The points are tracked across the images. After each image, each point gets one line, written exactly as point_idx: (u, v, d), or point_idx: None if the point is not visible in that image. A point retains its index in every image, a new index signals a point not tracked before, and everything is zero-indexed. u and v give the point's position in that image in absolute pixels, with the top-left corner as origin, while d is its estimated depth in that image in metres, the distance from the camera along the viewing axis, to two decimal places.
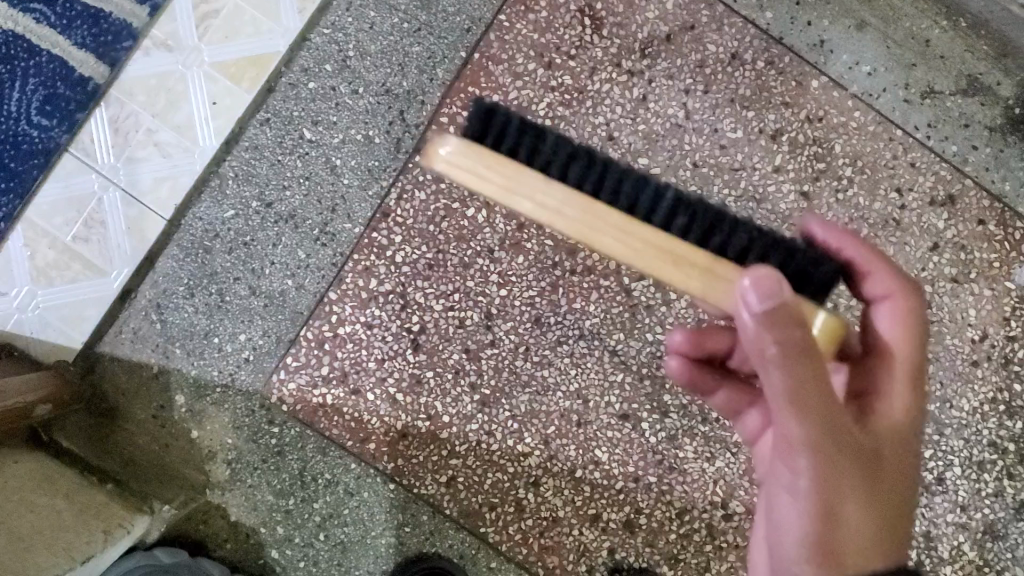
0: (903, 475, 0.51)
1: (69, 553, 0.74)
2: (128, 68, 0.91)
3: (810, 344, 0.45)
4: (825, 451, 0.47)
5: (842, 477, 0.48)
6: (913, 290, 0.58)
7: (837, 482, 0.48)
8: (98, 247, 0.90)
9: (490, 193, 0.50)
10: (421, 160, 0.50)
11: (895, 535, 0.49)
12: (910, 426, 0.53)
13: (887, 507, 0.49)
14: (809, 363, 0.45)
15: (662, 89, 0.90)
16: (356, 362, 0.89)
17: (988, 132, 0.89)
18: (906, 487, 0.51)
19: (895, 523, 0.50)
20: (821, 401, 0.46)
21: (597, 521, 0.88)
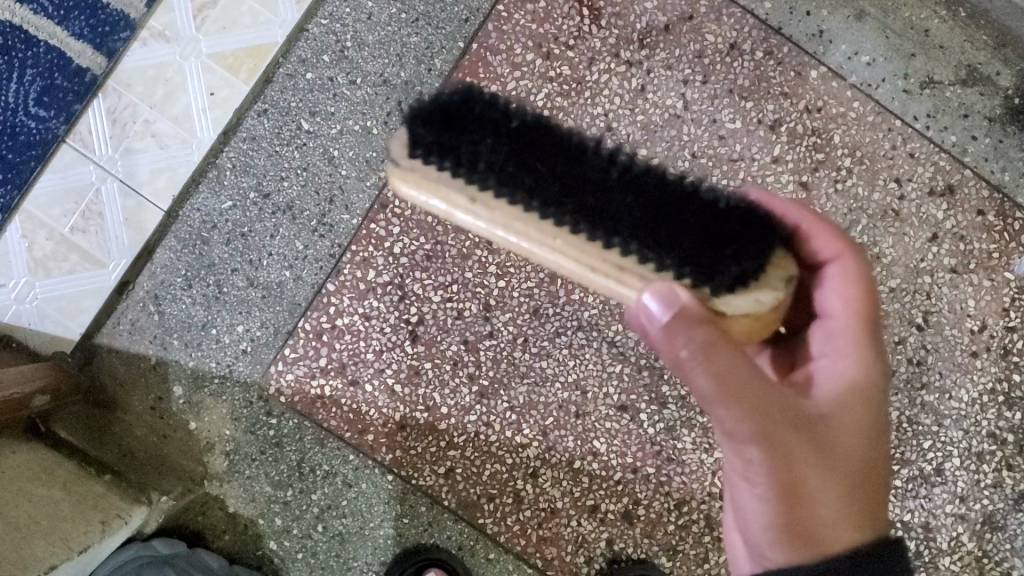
0: (863, 437, 0.53)
1: (67, 543, 0.74)
2: (125, 59, 0.91)
3: (719, 341, 0.46)
4: (771, 440, 0.49)
5: (793, 461, 0.50)
6: (854, 247, 0.58)
7: (789, 467, 0.50)
8: (96, 238, 0.90)
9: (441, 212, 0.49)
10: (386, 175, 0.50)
11: (862, 498, 0.53)
12: (866, 384, 0.54)
13: (848, 475, 0.52)
14: (728, 364, 0.47)
15: (661, 79, 0.90)
16: (355, 353, 0.89)
17: (988, 122, 0.89)
18: (871, 442, 0.54)
19: (860, 489, 0.53)
20: (751, 396, 0.48)
21: (595, 512, 0.88)
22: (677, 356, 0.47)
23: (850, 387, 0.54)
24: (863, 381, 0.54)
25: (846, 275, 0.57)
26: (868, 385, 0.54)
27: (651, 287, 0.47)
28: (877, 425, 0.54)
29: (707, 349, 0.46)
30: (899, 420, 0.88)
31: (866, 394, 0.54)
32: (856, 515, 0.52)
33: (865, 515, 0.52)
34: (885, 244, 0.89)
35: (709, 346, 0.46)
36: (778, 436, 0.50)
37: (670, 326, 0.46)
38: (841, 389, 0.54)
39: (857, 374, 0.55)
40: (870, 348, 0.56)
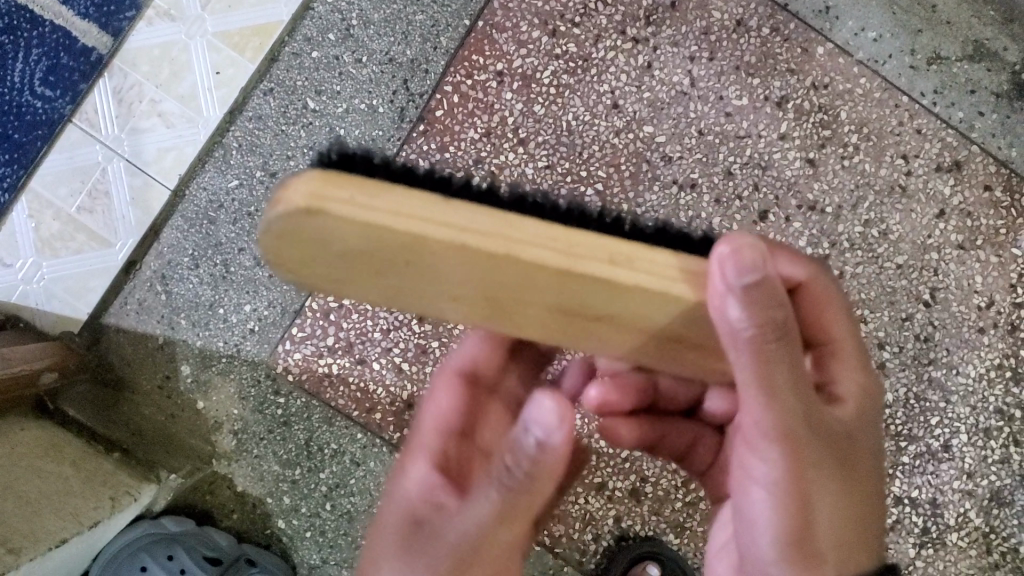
0: (873, 456, 0.51)
1: (78, 518, 0.75)
2: (132, 38, 0.91)
3: (783, 326, 0.43)
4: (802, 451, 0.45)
5: (818, 473, 0.46)
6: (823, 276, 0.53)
7: (815, 479, 0.46)
8: (103, 217, 0.90)
9: (387, 225, 0.38)
10: (275, 211, 0.37)
11: (863, 529, 0.49)
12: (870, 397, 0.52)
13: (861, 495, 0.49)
14: (784, 356, 0.43)
15: (667, 57, 0.90)
16: (362, 332, 0.89)
17: (995, 98, 0.89)
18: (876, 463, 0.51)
19: (866, 518, 0.50)
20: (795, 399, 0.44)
21: (603, 490, 0.89)
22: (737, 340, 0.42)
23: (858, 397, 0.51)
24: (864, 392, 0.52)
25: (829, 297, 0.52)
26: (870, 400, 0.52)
27: (732, 239, 0.42)
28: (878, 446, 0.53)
29: (772, 329, 0.42)
30: (907, 397, 0.88)
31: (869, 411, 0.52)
32: (855, 546, 0.48)
33: (864, 547, 0.49)
34: (891, 221, 0.89)
35: (771, 335, 0.42)
36: (807, 443, 0.45)
37: (746, 296, 0.41)
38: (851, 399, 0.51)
39: (857, 390, 0.52)
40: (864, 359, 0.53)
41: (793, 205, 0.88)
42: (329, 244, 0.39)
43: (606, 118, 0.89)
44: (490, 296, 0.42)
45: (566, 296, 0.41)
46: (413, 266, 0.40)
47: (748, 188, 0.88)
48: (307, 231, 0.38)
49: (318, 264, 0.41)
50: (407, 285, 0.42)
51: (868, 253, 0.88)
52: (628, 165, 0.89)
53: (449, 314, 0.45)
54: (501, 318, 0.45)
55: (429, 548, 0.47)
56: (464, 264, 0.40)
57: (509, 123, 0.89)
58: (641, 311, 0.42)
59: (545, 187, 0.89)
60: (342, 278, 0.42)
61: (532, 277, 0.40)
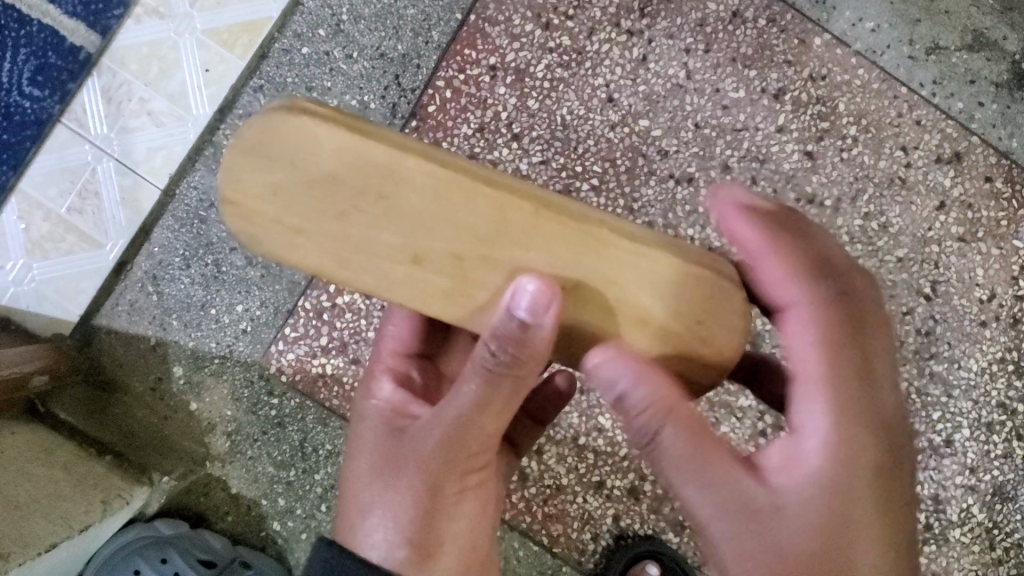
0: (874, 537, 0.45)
1: (68, 522, 0.73)
2: (121, 36, 0.90)
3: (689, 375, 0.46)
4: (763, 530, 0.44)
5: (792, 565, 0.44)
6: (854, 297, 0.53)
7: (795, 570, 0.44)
8: (93, 218, 0.89)
9: (382, 144, 0.41)
10: (275, 110, 0.41)
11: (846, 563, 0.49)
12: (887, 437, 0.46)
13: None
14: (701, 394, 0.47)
15: (663, 49, 0.89)
16: (356, 332, 0.88)
17: (994, 88, 0.88)
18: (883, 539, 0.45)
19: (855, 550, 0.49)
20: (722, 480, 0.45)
21: (602, 489, 0.88)
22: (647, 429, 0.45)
23: (851, 460, 0.45)
24: (858, 435, 0.45)
25: (813, 318, 0.46)
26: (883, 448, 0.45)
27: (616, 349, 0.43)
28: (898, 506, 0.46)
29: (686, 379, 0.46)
30: (908, 391, 0.87)
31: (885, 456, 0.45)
32: None
33: None
34: (891, 214, 0.87)
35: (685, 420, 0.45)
36: (768, 529, 0.44)
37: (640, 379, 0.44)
38: (840, 458, 0.44)
39: (849, 435, 0.45)
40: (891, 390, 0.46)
41: (791, 199, 0.87)
42: (312, 160, 0.40)
43: (600, 112, 0.88)
44: (456, 250, 0.41)
45: (532, 247, 0.42)
46: (390, 197, 0.41)
47: (745, 181, 0.87)
48: (281, 133, 0.40)
49: (281, 190, 0.40)
50: (372, 230, 0.41)
51: (868, 246, 0.87)
52: (623, 159, 0.88)
53: (408, 289, 0.42)
54: (468, 299, 0.43)
55: (410, 459, 0.54)
56: (432, 198, 0.41)
57: (503, 118, 0.88)
58: (621, 269, 0.43)
59: (540, 183, 0.88)
60: (297, 221, 0.41)
61: (494, 214, 0.41)
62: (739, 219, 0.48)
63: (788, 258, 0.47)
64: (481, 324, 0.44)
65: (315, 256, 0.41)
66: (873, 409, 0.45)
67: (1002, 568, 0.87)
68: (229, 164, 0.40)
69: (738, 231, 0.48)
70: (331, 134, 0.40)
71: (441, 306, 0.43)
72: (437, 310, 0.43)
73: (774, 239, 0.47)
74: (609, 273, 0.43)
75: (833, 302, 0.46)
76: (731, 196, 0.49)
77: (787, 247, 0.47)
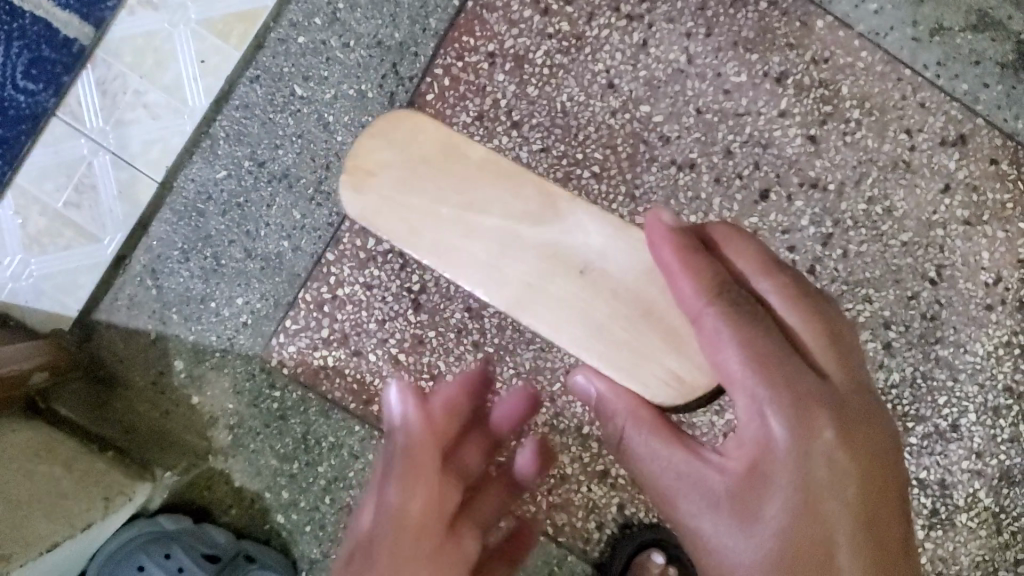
0: (849, 494, 0.50)
1: (70, 521, 0.73)
2: (115, 27, 0.89)
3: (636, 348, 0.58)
4: (741, 518, 0.51)
5: (775, 546, 0.49)
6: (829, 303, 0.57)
7: (782, 552, 0.49)
8: (90, 212, 0.88)
9: (463, 142, 0.60)
10: (401, 111, 0.61)
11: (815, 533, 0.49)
12: (837, 405, 0.51)
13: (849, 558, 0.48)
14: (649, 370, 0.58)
15: (664, 33, 0.88)
16: (357, 324, 0.88)
17: (1000, 69, 0.87)
18: (862, 498, 0.50)
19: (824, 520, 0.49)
20: (690, 471, 0.53)
21: (606, 478, 0.88)
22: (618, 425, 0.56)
23: (807, 438, 0.50)
24: (806, 413, 0.50)
25: (720, 323, 0.53)
26: (839, 415, 0.51)
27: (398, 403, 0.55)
28: (875, 463, 0.52)
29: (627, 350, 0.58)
30: (914, 376, 0.86)
31: (845, 421, 0.51)
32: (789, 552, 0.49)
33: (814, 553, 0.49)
34: (896, 197, 0.87)
35: (642, 418, 0.55)
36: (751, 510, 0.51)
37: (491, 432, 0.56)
38: (796, 435, 0.50)
39: (801, 416, 0.50)
40: (834, 364, 0.53)
41: (794, 183, 0.86)
42: (418, 146, 0.60)
43: (601, 98, 0.87)
44: (495, 223, 0.59)
45: (561, 232, 0.59)
46: (457, 175, 0.60)
47: (748, 167, 0.86)
48: (402, 125, 0.61)
49: (391, 165, 0.61)
50: (440, 198, 0.59)
51: (872, 231, 0.86)
52: (624, 146, 0.87)
53: (448, 245, 0.59)
54: (500, 265, 0.58)
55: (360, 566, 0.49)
56: (494, 183, 0.59)
57: (502, 105, 0.87)
58: (617, 250, 0.58)
59: (541, 172, 0.87)
60: (395, 180, 0.60)
61: (535, 202, 0.59)
62: (661, 244, 0.56)
63: (698, 279, 0.54)
64: (496, 286, 0.58)
65: (389, 214, 0.60)
66: (823, 388, 0.52)
67: (1009, 553, 0.87)
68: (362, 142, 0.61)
69: (659, 254, 0.56)
70: (436, 128, 0.61)
71: (463, 265, 0.58)
72: (469, 270, 0.59)
73: (688, 264, 0.54)
74: (609, 259, 0.58)
75: (748, 310, 0.53)
76: (657, 222, 0.56)
77: (700, 272, 0.54)
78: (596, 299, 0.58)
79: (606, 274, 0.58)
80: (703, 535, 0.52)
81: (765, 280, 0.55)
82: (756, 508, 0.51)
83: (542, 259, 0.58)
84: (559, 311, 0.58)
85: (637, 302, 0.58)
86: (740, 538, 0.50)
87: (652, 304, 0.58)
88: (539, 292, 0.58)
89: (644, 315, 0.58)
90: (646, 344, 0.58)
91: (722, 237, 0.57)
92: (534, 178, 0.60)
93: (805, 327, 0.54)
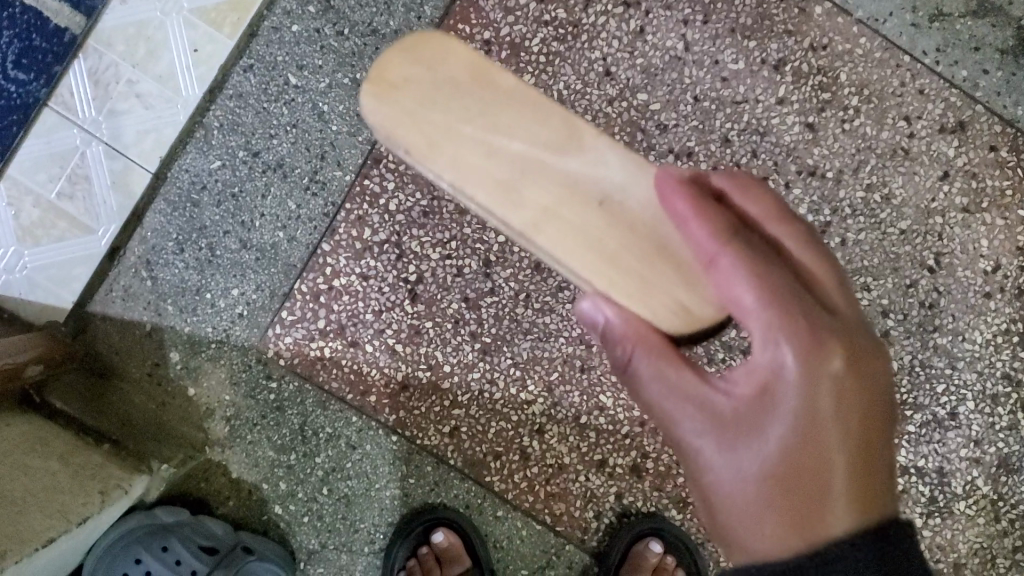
0: (853, 427, 0.46)
1: (66, 516, 0.72)
2: (106, 16, 0.88)
3: (652, 287, 0.47)
4: (739, 451, 0.47)
5: (772, 478, 0.46)
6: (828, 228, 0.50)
7: (779, 484, 0.46)
8: (84, 203, 0.87)
9: (489, 62, 0.49)
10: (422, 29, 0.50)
11: (815, 476, 0.45)
12: (850, 336, 0.46)
13: (848, 491, 0.45)
14: (664, 313, 0.47)
15: (661, 20, 0.87)
16: (354, 314, 0.88)
17: (999, 55, 0.86)
18: (864, 434, 0.46)
19: (827, 458, 0.45)
20: (694, 399, 0.48)
21: (604, 467, 0.88)
22: (621, 354, 0.48)
23: (818, 370, 0.45)
24: (820, 344, 0.45)
25: (736, 261, 0.45)
26: (851, 344, 0.46)
27: None
28: (880, 398, 0.47)
29: (644, 294, 0.47)
30: (912, 364, 0.86)
31: (856, 354, 0.46)
32: (785, 496, 0.46)
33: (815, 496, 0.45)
34: (894, 184, 0.86)
35: (648, 345, 0.47)
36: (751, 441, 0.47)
37: None
38: (807, 367, 0.45)
39: (814, 346, 0.45)
40: (844, 299, 0.48)
41: (793, 171, 0.86)
42: (442, 63, 0.49)
43: (598, 86, 0.87)
44: (521, 149, 0.47)
45: (584, 162, 0.48)
46: (481, 95, 0.48)
47: (745, 155, 0.86)
48: (429, 41, 0.50)
49: (412, 81, 0.49)
50: (456, 116, 0.48)
51: (870, 219, 0.86)
52: (621, 134, 0.86)
53: (465, 163, 0.47)
54: (511, 190, 0.47)
55: None
56: (523, 110, 0.48)
57: None
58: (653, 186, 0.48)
59: None
60: (417, 96, 0.49)
61: (558, 130, 0.48)
62: (674, 194, 0.46)
63: (711, 221, 0.45)
64: (511, 209, 0.47)
65: (407, 127, 0.48)
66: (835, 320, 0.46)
67: (1007, 540, 0.87)
68: (388, 56, 0.50)
69: (673, 195, 0.46)
70: (466, 48, 0.49)
71: (478, 189, 0.47)
72: (473, 185, 0.47)
73: (701, 202, 0.46)
74: (642, 199, 0.47)
75: (760, 249, 0.46)
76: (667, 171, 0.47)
77: (710, 213, 0.46)
78: (619, 236, 0.47)
79: (626, 209, 0.47)
80: (702, 463, 0.48)
81: (780, 224, 0.48)
82: (759, 438, 0.46)
83: (565, 190, 0.47)
84: (580, 245, 0.47)
85: (662, 240, 0.47)
86: (737, 472, 0.47)
87: (679, 247, 0.47)
88: (559, 222, 0.47)
89: (667, 255, 0.47)
90: (668, 288, 0.47)
91: (734, 177, 0.49)
92: (564, 110, 0.49)
93: (818, 261, 0.48)
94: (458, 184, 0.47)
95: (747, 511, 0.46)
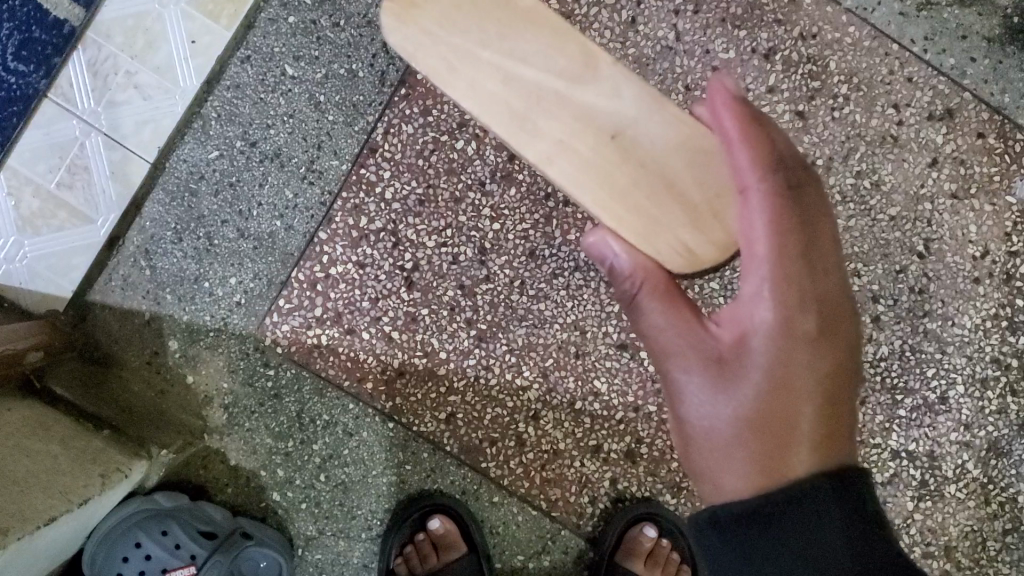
0: (821, 381, 0.53)
1: (67, 496, 0.73)
2: (104, 8, 0.89)
3: (658, 222, 0.53)
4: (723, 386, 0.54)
5: (748, 413, 0.53)
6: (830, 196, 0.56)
7: (755, 419, 0.52)
8: (83, 193, 0.88)
9: None
10: None
11: (786, 419, 0.52)
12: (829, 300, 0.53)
13: (809, 433, 0.52)
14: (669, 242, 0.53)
15: (652, 11, 0.88)
16: (350, 302, 0.89)
17: (986, 43, 0.88)
18: (828, 387, 0.53)
19: (798, 403, 0.52)
20: (688, 335, 0.55)
21: (599, 452, 0.89)
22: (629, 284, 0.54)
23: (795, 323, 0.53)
24: (802, 297, 0.53)
25: (764, 203, 0.52)
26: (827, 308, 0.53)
27: None
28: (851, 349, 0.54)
29: (649, 225, 0.53)
30: (903, 348, 0.87)
31: (830, 312, 0.53)
32: (758, 430, 0.52)
33: (784, 437, 0.52)
34: (884, 171, 0.87)
35: (655, 283, 0.53)
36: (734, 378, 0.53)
37: None
38: (788, 319, 0.52)
39: (796, 300, 0.52)
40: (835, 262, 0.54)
41: None
42: None
43: None
44: (536, 78, 0.52)
45: (595, 94, 0.52)
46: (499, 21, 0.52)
47: None
48: None
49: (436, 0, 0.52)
50: (475, 42, 0.52)
51: (860, 205, 0.87)
52: None
53: (486, 92, 0.52)
54: (525, 119, 0.52)
55: None
56: (542, 37, 0.52)
57: None
58: (658, 119, 0.52)
59: None
60: (441, 18, 0.52)
61: (573, 61, 0.52)
62: (721, 111, 0.52)
63: (751, 155, 0.52)
64: (525, 139, 0.52)
65: (432, 51, 0.52)
66: (822, 278, 0.53)
67: (998, 523, 0.88)
68: None
69: (718, 121, 0.52)
70: None
71: (496, 115, 0.52)
72: (492, 115, 0.52)
73: (746, 137, 0.52)
74: (644, 132, 0.52)
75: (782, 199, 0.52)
76: (718, 93, 0.52)
77: (757, 145, 0.52)
78: (627, 167, 0.52)
79: (631, 142, 0.52)
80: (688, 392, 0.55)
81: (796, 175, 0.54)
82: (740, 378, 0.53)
83: (578, 120, 0.52)
84: (588, 175, 0.52)
85: (665, 175, 0.52)
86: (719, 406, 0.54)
87: (679, 181, 0.52)
88: (571, 154, 0.52)
89: (671, 191, 0.52)
90: (667, 221, 0.53)
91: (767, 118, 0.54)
92: (578, 37, 0.52)
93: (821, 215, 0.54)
94: (481, 113, 0.52)
95: (721, 441, 0.53)
